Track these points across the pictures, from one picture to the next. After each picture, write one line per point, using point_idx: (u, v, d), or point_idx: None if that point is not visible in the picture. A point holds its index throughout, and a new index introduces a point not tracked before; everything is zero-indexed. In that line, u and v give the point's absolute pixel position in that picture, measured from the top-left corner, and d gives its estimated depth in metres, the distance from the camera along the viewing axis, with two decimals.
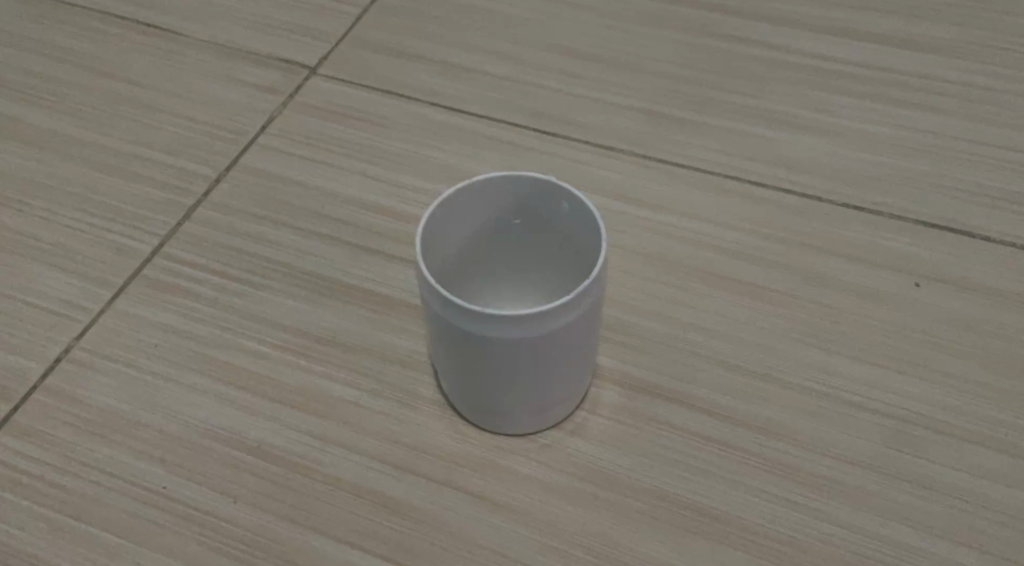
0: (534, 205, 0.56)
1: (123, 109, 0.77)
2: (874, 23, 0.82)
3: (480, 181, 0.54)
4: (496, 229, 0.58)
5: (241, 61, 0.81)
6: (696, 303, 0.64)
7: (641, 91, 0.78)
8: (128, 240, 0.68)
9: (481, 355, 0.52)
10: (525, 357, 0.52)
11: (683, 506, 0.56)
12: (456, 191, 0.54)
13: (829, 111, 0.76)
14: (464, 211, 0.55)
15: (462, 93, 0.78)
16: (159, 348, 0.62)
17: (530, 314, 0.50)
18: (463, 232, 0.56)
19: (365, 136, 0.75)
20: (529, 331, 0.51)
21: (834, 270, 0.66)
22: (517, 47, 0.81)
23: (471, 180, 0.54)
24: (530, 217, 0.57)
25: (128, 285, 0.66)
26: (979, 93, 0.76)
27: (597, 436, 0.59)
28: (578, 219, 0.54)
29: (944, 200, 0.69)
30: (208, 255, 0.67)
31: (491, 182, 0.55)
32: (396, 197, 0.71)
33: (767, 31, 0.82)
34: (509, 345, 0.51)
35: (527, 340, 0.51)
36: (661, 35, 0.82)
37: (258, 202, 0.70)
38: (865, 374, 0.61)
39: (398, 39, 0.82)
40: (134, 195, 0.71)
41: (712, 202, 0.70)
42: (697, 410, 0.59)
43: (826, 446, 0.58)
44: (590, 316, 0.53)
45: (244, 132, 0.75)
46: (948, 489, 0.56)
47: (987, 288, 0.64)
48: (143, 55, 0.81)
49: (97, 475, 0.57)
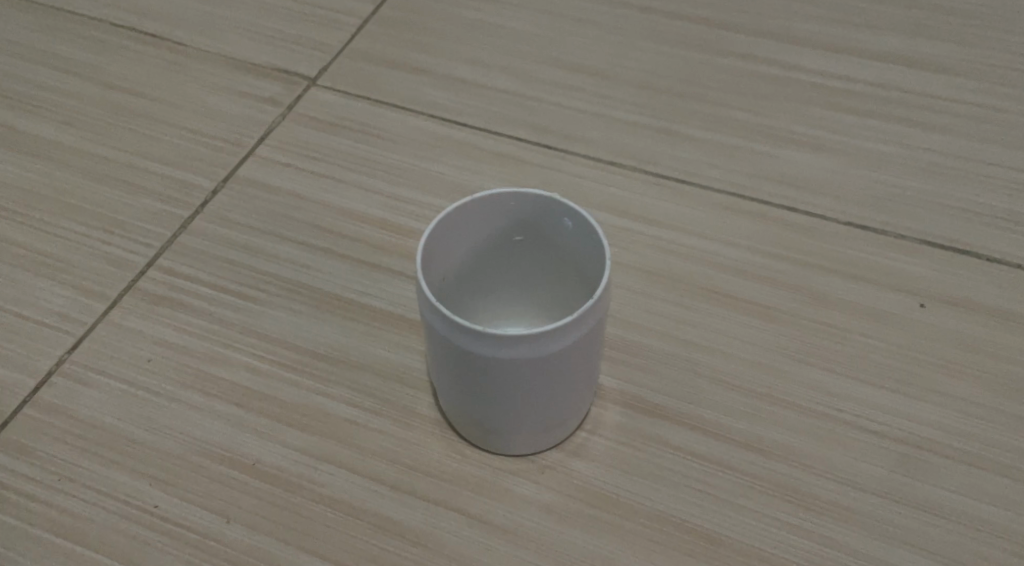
0: (538, 223, 0.55)
1: (119, 119, 0.76)
2: (877, 41, 0.81)
3: (484, 196, 0.53)
4: (498, 246, 0.57)
5: (241, 71, 0.80)
6: (698, 321, 0.64)
7: (643, 106, 0.77)
8: (123, 252, 0.67)
9: (479, 375, 0.51)
10: (525, 378, 0.51)
11: (684, 530, 0.55)
12: (456, 208, 0.53)
13: (832, 129, 0.75)
14: (466, 227, 0.54)
15: (463, 107, 0.77)
16: (153, 362, 0.61)
17: (532, 334, 0.49)
18: (464, 247, 0.55)
19: (364, 148, 0.74)
20: (531, 350, 0.50)
21: (838, 289, 0.65)
22: (518, 60, 0.81)
23: (473, 196, 0.53)
24: (533, 234, 0.56)
25: (122, 298, 0.64)
26: (985, 113, 0.75)
27: (598, 457, 0.58)
28: (582, 236, 0.54)
29: (949, 220, 0.69)
30: (204, 267, 0.66)
31: (493, 197, 0.54)
32: (395, 211, 0.70)
33: (771, 47, 0.82)
34: (510, 364, 0.50)
35: (528, 361, 0.50)
36: (663, 50, 0.82)
37: (255, 214, 0.69)
38: (870, 396, 0.60)
39: (398, 51, 0.82)
40: (130, 206, 0.70)
41: (714, 218, 0.69)
42: (699, 431, 0.59)
43: (831, 469, 0.57)
44: (592, 336, 0.52)
45: (242, 144, 0.74)
46: (954, 514, 0.55)
47: (992, 309, 0.63)
48: (141, 64, 0.81)
49: (89, 494, 0.56)
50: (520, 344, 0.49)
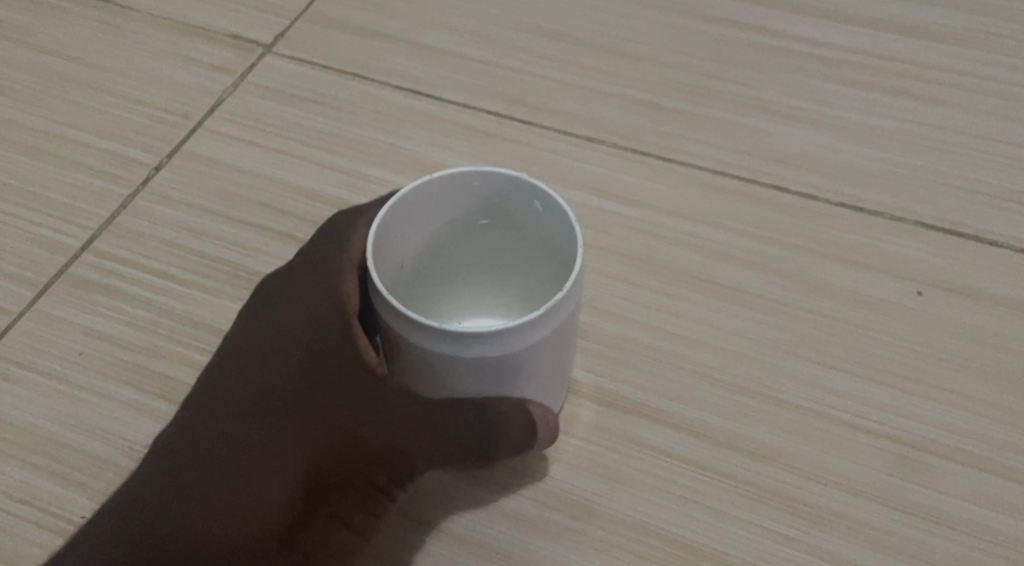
0: (505, 208, 0.50)
1: (57, 87, 0.70)
2: (875, 7, 0.76)
3: (442, 176, 0.48)
4: (464, 234, 0.52)
5: (191, 37, 0.74)
6: (680, 310, 0.59)
7: (624, 77, 0.72)
8: (56, 233, 0.62)
9: (442, 376, 0.46)
10: (490, 377, 0.46)
11: (663, 540, 0.51)
12: (411, 189, 0.48)
13: (825, 102, 0.70)
14: (426, 213, 0.49)
15: (430, 77, 0.72)
16: (85, 356, 0.56)
17: (494, 332, 0.44)
18: (425, 235, 0.51)
19: (322, 121, 0.69)
20: (493, 349, 0.45)
21: (830, 275, 0.60)
22: (490, 26, 0.75)
23: (431, 175, 0.48)
24: (501, 220, 0.51)
25: (53, 285, 0.59)
26: (987, 85, 0.70)
27: (572, 460, 0.53)
28: (554, 220, 0.48)
29: (949, 200, 0.64)
30: (144, 251, 0.61)
31: (455, 176, 0.49)
32: (353, 189, 0.65)
33: (761, 15, 0.76)
34: (470, 364, 0.45)
35: (493, 358, 0.45)
36: (647, 16, 0.76)
37: (203, 192, 0.64)
38: (864, 393, 0.55)
39: (362, 15, 0.76)
40: (64, 183, 0.64)
41: (698, 197, 0.65)
42: (680, 430, 0.54)
43: (820, 472, 0.53)
44: (564, 330, 0.47)
45: (191, 116, 0.69)
46: (953, 521, 0.51)
47: (997, 299, 0.59)
48: (82, 29, 0.75)
49: (9, 503, 0.51)
50: (485, 340, 0.45)
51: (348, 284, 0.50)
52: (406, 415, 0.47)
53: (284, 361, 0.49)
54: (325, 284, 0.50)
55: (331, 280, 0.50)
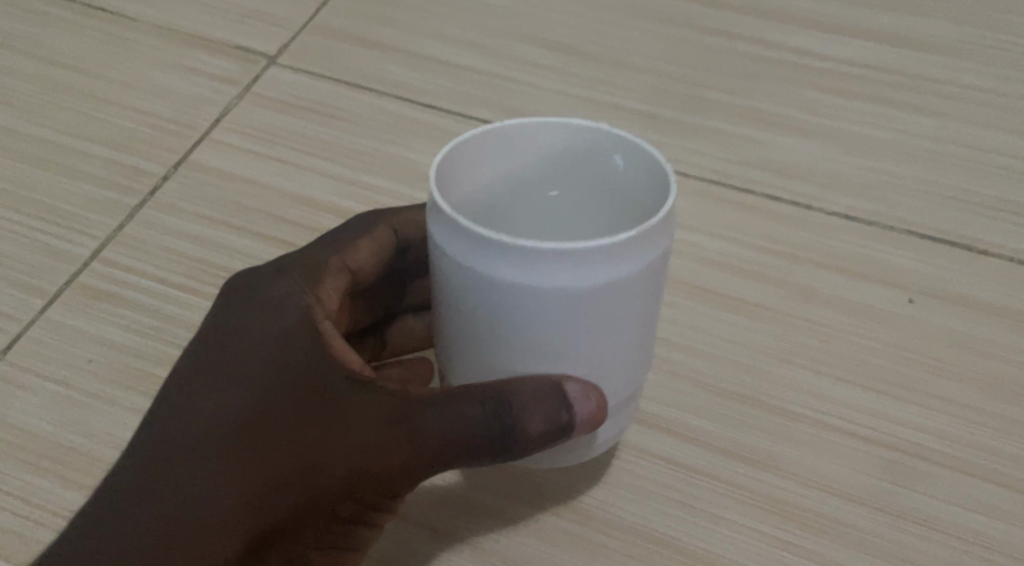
0: (576, 171, 0.45)
1: (64, 98, 0.72)
2: (868, 19, 0.77)
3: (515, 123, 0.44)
4: (527, 201, 0.47)
5: (197, 48, 0.75)
6: (677, 319, 0.60)
7: (622, 86, 0.73)
8: (65, 242, 0.63)
9: (502, 317, 0.41)
10: (559, 320, 0.40)
11: (661, 544, 0.52)
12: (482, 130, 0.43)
13: (820, 113, 0.71)
14: (490, 164, 0.44)
15: (432, 87, 0.73)
16: (94, 364, 0.57)
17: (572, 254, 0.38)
18: (488, 191, 0.45)
19: (325, 130, 0.70)
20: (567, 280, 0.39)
21: (824, 284, 0.62)
22: (490, 37, 0.76)
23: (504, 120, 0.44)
24: (573, 184, 0.46)
25: (63, 293, 0.60)
26: (979, 96, 0.71)
27: (572, 466, 0.55)
28: (638, 175, 0.43)
29: (941, 209, 0.65)
30: (152, 260, 0.62)
31: (530, 126, 0.44)
32: (356, 197, 0.66)
33: (757, 26, 0.78)
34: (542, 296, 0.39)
35: (563, 289, 0.39)
36: (645, 28, 0.78)
37: (208, 201, 0.65)
38: (857, 400, 0.56)
39: (364, 27, 0.77)
40: (73, 193, 0.66)
41: (695, 207, 0.66)
42: (676, 437, 0.55)
43: (815, 478, 0.54)
44: (651, 272, 0.41)
45: (196, 126, 0.70)
46: (947, 526, 0.52)
47: (988, 308, 0.60)
48: (89, 41, 0.76)
49: (19, 508, 0.52)
50: (560, 264, 0.39)
51: (326, 282, 0.49)
52: (377, 430, 0.44)
53: (241, 380, 0.45)
54: (303, 281, 0.49)
55: (314, 275, 0.49)
